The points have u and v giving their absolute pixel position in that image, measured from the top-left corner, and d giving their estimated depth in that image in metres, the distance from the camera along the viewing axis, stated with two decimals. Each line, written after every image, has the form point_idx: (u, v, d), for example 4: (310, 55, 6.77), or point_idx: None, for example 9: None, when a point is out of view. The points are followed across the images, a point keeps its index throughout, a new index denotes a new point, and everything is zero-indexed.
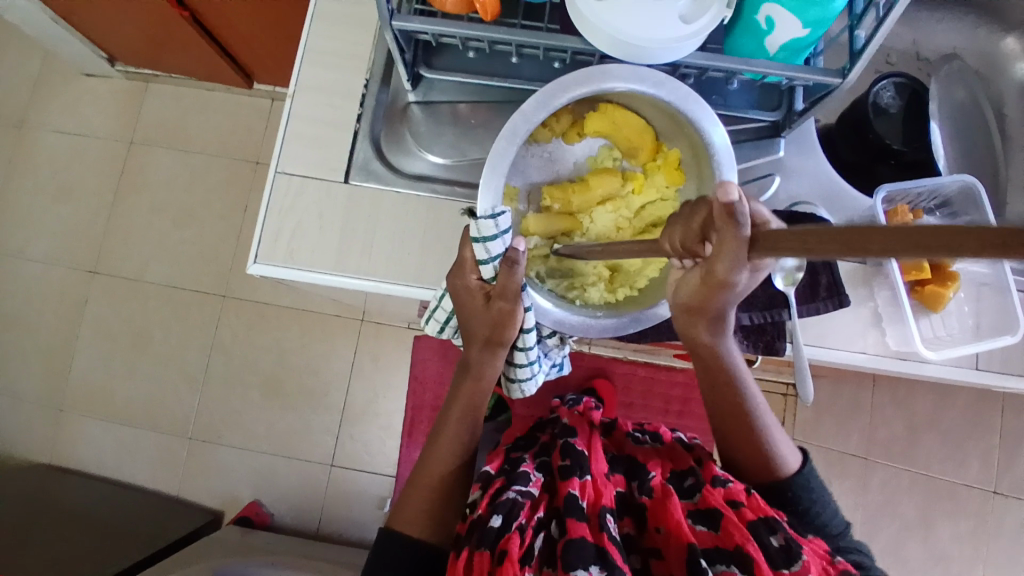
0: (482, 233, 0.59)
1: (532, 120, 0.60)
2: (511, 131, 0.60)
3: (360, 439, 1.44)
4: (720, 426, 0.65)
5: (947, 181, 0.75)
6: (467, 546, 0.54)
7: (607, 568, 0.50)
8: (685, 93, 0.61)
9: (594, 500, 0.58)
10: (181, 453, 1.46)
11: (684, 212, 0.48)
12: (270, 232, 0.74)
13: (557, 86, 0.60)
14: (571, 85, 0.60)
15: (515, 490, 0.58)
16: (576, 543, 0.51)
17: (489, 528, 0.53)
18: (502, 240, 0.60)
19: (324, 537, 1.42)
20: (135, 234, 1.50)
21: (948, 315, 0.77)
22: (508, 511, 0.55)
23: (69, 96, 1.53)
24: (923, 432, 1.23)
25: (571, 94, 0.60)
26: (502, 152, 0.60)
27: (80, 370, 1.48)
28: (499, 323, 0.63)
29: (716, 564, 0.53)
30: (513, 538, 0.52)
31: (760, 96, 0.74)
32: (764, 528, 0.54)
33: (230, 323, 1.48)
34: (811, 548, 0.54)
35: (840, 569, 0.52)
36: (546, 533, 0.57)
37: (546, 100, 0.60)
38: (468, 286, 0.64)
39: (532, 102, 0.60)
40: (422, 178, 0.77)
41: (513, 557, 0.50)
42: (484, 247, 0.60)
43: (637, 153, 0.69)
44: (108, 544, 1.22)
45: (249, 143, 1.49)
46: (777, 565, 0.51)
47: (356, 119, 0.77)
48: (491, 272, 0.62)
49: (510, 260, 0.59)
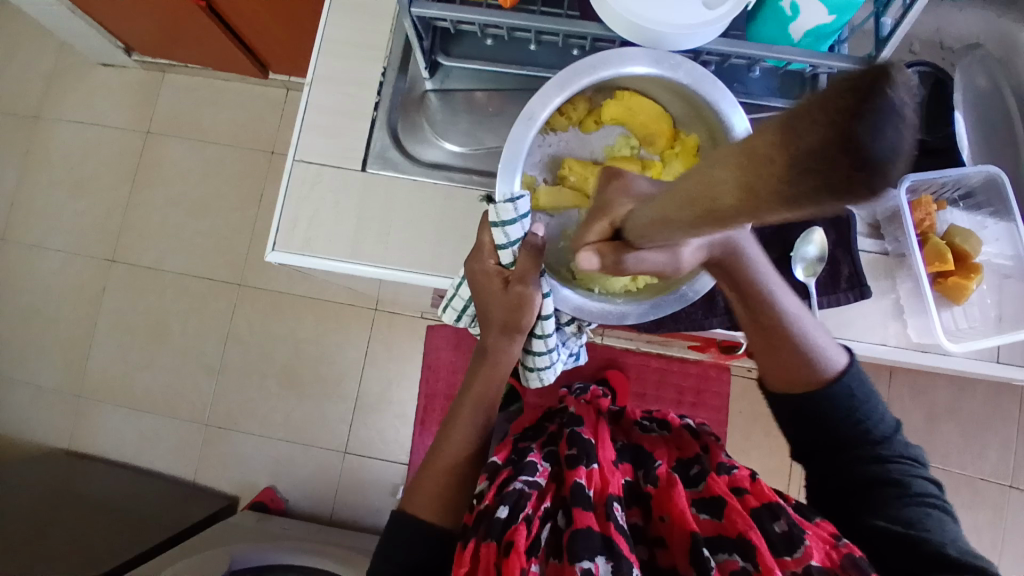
0: (501, 217, 0.60)
1: (548, 102, 0.60)
2: (529, 114, 0.59)
3: (374, 428, 1.45)
4: (754, 334, 0.63)
5: (972, 171, 0.74)
6: (474, 538, 0.55)
7: (613, 558, 0.50)
8: (705, 76, 0.60)
9: (601, 488, 0.58)
10: (199, 439, 1.48)
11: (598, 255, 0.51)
12: (287, 220, 0.75)
13: (575, 69, 0.59)
14: (590, 68, 0.60)
15: (522, 481, 0.58)
16: (582, 532, 0.51)
17: (496, 519, 0.53)
18: (520, 224, 0.61)
19: (339, 524, 1.43)
20: (152, 224, 1.51)
21: (969, 307, 0.76)
22: (515, 502, 0.56)
23: (89, 88, 1.54)
24: (942, 424, 1.21)
25: (588, 78, 0.60)
26: (519, 136, 0.60)
27: (101, 358, 1.50)
28: (517, 309, 0.63)
29: (718, 552, 0.53)
30: (520, 529, 0.52)
31: (782, 83, 0.72)
32: (767, 515, 0.54)
33: (245, 313, 1.49)
34: (814, 532, 0.53)
35: (843, 553, 0.50)
36: (552, 523, 0.57)
37: (564, 83, 0.59)
38: (485, 269, 0.64)
39: (548, 87, 0.59)
40: (439, 166, 0.77)
41: (520, 549, 0.50)
42: (503, 231, 0.61)
43: (654, 141, 0.69)
44: (126, 528, 1.24)
45: (264, 133, 1.50)
46: (779, 552, 0.51)
47: (373, 108, 0.77)
48: (510, 257, 0.63)
49: (531, 245, 0.61)
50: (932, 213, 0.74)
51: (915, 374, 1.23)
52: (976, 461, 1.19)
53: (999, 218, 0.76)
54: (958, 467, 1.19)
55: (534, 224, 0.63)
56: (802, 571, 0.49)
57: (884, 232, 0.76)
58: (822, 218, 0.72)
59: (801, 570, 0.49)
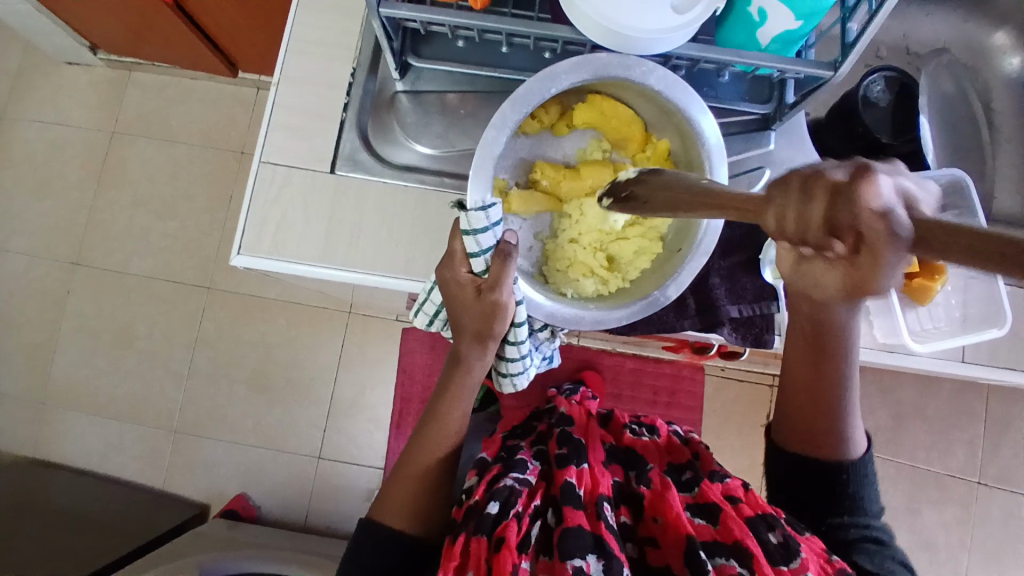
0: (473, 225, 0.60)
1: (520, 109, 0.61)
2: (500, 121, 0.61)
3: (349, 432, 1.43)
4: (795, 390, 0.62)
5: (937, 174, 0.76)
6: (464, 532, 0.54)
7: (603, 556, 0.50)
8: (674, 81, 0.61)
9: (591, 488, 0.58)
10: (167, 446, 1.44)
11: (793, 188, 0.33)
12: (254, 222, 0.73)
13: (546, 77, 0.61)
14: (560, 74, 0.61)
15: (513, 478, 0.58)
16: (573, 531, 0.51)
17: (486, 514, 0.53)
18: (492, 232, 0.60)
19: (312, 530, 1.41)
20: (118, 226, 1.47)
21: (936, 307, 0.77)
22: (506, 498, 0.55)
23: (50, 86, 1.49)
24: (909, 421, 1.24)
25: (558, 85, 0.61)
26: (491, 140, 0.61)
27: (64, 364, 1.46)
28: (490, 317, 0.62)
29: (715, 556, 0.53)
30: (511, 526, 0.52)
31: (751, 88, 0.73)
32: (762, 525, 0.54)
33: (215, 317, 1.46)
34: (808, 545, 0.53)
35: (836, 568, 0.51)
36: (541, 522, 0.56)
37: (533, 90, 0.61)
38: (458, 279, 0.63)
39: (519, 92, 0.61)
40: (410, 168, 0.76)
41: (512, 544, 0.50)
42: (475, 240, 0.60)
43: (626, 145, 0.68)
44: (91, 538, 1.21)
45: (233, 133, 1.47)
46: (774, 560, 0.51)
47: (343, 108, 0.75)
48: (483, 265, 0.62)
49: (504, 253, 0.59)
50: None
51: (883, 373, 1.25)
52: (943, 457, 1.22)
53: (963, 220, 0.78)
54: (925, 464, 1.22)
55: (507, 231, 0.62)
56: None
57: None
58: None
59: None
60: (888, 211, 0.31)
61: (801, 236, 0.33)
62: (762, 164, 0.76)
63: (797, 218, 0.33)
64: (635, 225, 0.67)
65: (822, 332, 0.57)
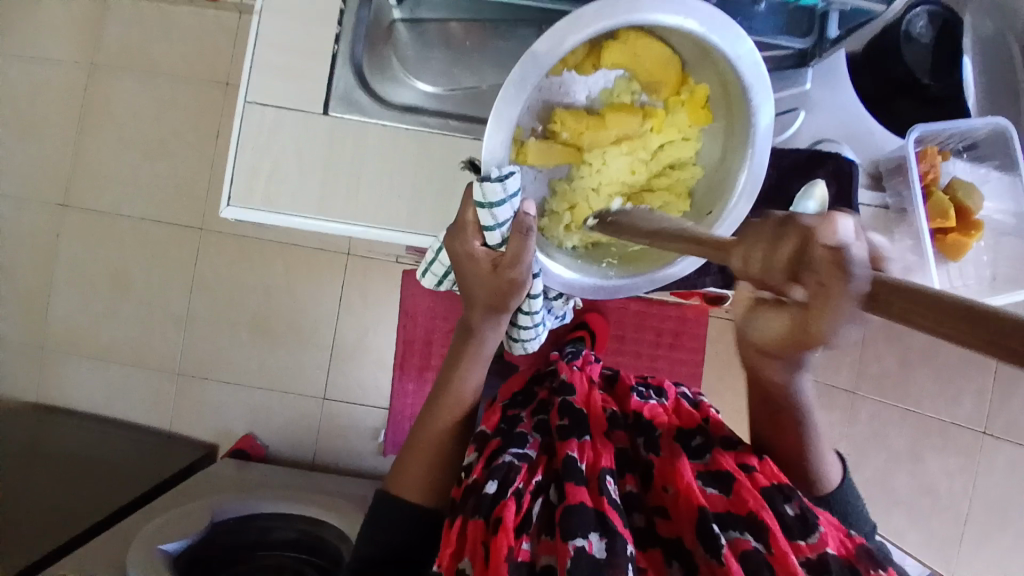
0: (488, 198, 0.53)
1: (544, 63, 0.51)
2: (520, 77, 0.51)
3: (353, 375, 1.42)
4: (759, 413, 0.61)
5: (981, 123, 0.70)
6: (461, 515, 0.52)
7: (606, 535, 0.47)
8: (719, 21, 0.52)
9: (594, 461, 0.55)
10: (171, 389, 1.44)
11: (768, 230, 0.35)
12: (243, 173, 0.68)
13: (573, 21, 0.50)
14: (589, 20, 0.50)
15: (512, 454, 0.55)
16: (574, 507, 0.49)
17: (484, 495, 0.51)
18: (509, 205, 0.54)
19: (322, 468, 1.43)
20: (105, 166, 1.40)
21: (967, 263, 0.72)
22: (504, 477, 0.53)
23: (22, 15, 1.38)
24: (916, 368, 1.06)
25: (589, 31, 0.50)
26: (509, 102, 0.51)
27: (61, 310, 1.43)
28: (506, 292, 0.59)
29: (729, 530, 0.50)
30: (509, 504, 0.49)
31: (789, 19, 0.66)
32: (778, 497, 0.51)
33: (211, 260, 1.41)
34: (825, 519, 0.51)
35: (857, 540, 0.49)
36: (544, 498, 0.53)
37: (558, 40, 0.50)
38: (472, 253, 0.58)
39: (542, 41, 0.50)
40: (410, 109, 0.69)
41: (507, 525, 0.48)
42: (490, 214, 0.54)
43: (658, 88, 0.61)
44: (103, 481, 1.23)
45: (217, 63, 1.37)
46: (793, 535, 0.49)
47: (334, 40, 0.67)
48: (498, 239, 0.57)
49: (522, 227, 0.54)
50: (936, 166, 0.70)
51: None
52: (950, 405, 1.00)
53: (1004, 171, 0.73)
54: (930, 411, 1.02)
55: (524, 200, 0.56)
56: (817, 558, 0.47)
57: (886, 184, 0.72)
58: (822, 170, 0.67)
59: (816, 556, 0.47)
60: (843, 248, 0.31)
61: (763, 277, 0.35)
62: (797, 106, 0.72)
63: (762, 260, 0.35)
64: (661, 177, 0.64)
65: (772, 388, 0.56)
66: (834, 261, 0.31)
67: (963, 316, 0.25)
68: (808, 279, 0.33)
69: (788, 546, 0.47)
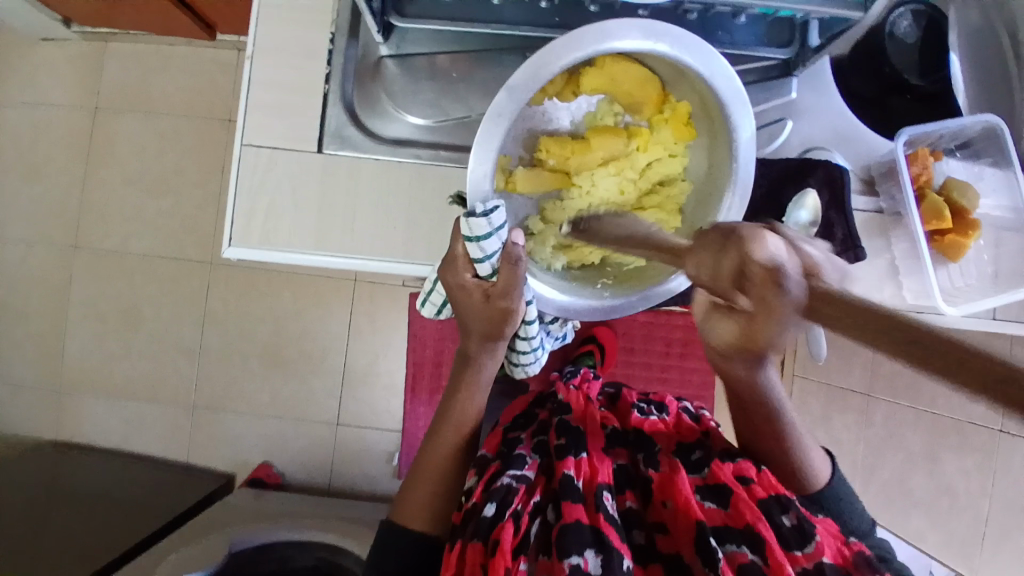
0: (475, 232, 0.53)
1: (520, 96, 0.52)
2: (497, 110, 0.52)
3: (364, 399, 1.43)
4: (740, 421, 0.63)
5: (970, 122, 0.69)
6: (461, 539, 0.52)
7: (603, 552, 0.47)
8: (692, 43, 0.53)
9: (590, 478, 0.55)
10: (186, 422, 1.45)
11: (714, 243, 0.37)
12: (242, 213, 0.70)
13: (545, 54, 0.51)
14: (562, 50, 0.51)
15: (510, 476, 0.55)
16: (571, 527, 0.49)
17: (482, 518, 0.51)
18: (497, 237, 0.55)
19: (338, 494, 1.44)
20: (112, 206, 1.43)
21: (968, 262, 0.72)
22: (502, 498, 0.52)
23: (27, 64, 1.42)
24: None
25: (561, 61, 0.51)
26: (488, 136, 0.52)
27: (75, 349, 1.45)
28: (499, 321, 0.60)
29: (726, 543, 0.50)
30: (506, 527, 0.49)
31: (770, 30, 0.67)
32: (775, 507, 0.51)
33: (220, 292, 1.43)
34: (824, 527, 0.51)
35: (855, 547, 0.49)
36: (542, 519, 0.53)
37: (532, 72, 0.51)
38: (463, 284, 0.59)
39: (517, 74, 0.51)
40: (402, 143, 0.70)
41: (505, 549, 0.47)
42: (478, 247, 0.55)
43: (640, 108, 0.62)
44: (122, 518, 1.24)
45: (218, 100, 1.40)
46: (789, 546, 0.49)
47: (325, 79, 0.70)
48: (489, 269, 0.57)
49: (511, 257, 0.55)
50: (928, 167, 0.70)
51: None
52: (964, 404, 0.98)
53: (998, 167, 0.72)
54: (944, 409, 1.01)
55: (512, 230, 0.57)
56: (813, 567, 0.47)
57: (879, 188, 0.73)
58: (813, 178, 0.67)
59: (813, 566, 0.47)
60: (774, 267, 0.32)
61: (714, 284, 0.37)
62: (784, 115, 0.72)
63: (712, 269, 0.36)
64: (652, 196, 0.64)
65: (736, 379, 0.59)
66: (768, 277, 0.32)
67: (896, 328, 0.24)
68: (748, 289, 0.34)
69: (783, 557, 0.47)
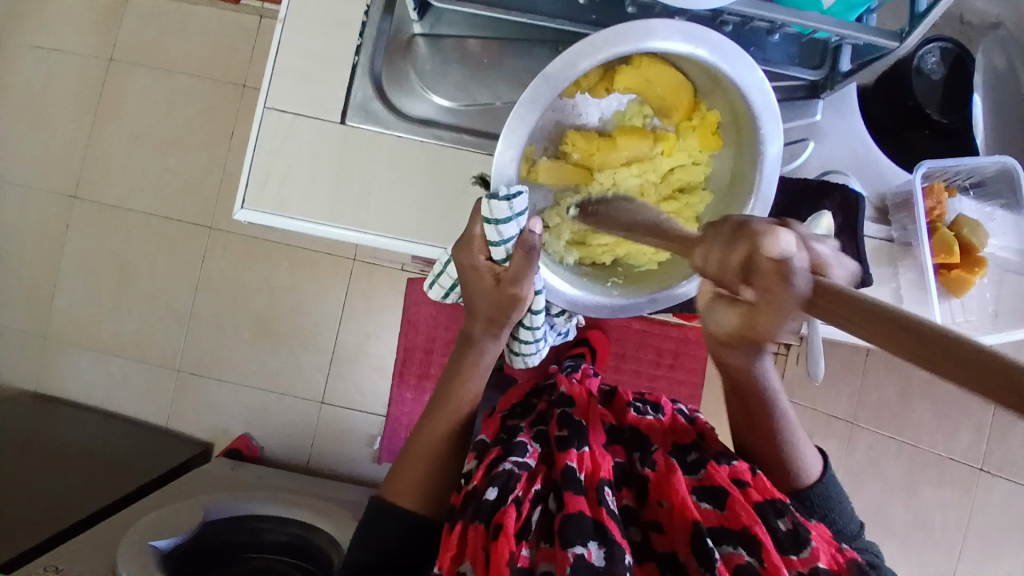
0: (495, 215, 0.54)
1: (555, 85, 0.52)
2: (532, 96, 0.52)
3: (352, 380, 1.43)
4: (738, 417, 0.63)
5: (986, 162, 0.71)
6: (462, 520, 0.53)
7: (605, 543, 0.48)
8: (729, 51, 0.53)
9: (592, 472, 0.55)
10: (170, 385, 1.44)
11: (724, 232, 0.37)
12: (257, 178, 0.69)
13: (586, 45, 0.51)
14: (604, 44, 0.51)
15: (512, 462, 0.55)
16: (574, 518, 0.49)
17: (484, 501, 0.51)
18: (514, 223, 0.55)
19: (316, 472, 1.43)
20: (117, 161, 1.42)
21: (969, 299, 0.73)
22: (504, 484, 0.53)
23: (45, 9, 1.41)
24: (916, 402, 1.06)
25: (601, 55, 0.51)
26: (518, 120, 0.52)
27: (65, 300, 1.44)
28: (507, 305, 0.60)
29: (722, 544, 0.51)
30: (509, 512, 0.50)
31: (802, 51, 0.68)
32: (770, 511, 0.52)
33: (218, 258, 1.43)
34: (818, 532, 0.52)
35: (849, 555, 0.50)
36: (543, 507, 0.54)
37: (569, 62, 0.51)
38: (476, 266, 0.59)
39: (554, 63, 0.51)
40: (427, 123, 0.70)
41: (509, 532, 0.48)
42: (496, 230, 0.55)
43: (670, 113, 0.62)
44: (97, 475, 1.23)
45: (234, 65, 1.39)
46: (784, 550, 0.50)
47: (355, 52, 0.69)
48: (503, 254, 0.58)
49: (527, 244, 0.55)
50: (942, 201, 0.71)
51: None
52: (946, 441, 0.99)
53: (1009, 210, 0.74)
54: (928, 445, 1.02)
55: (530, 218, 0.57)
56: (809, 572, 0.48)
57: (892, 218, 0.73)
58: (828, 202, 0.68)
59: (809, 570, 0.48)
60: (786, 260, 0.32)
61: (719, 274, 0.37)
62: (807, 136, 0.72)
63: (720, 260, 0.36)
64: (671, 201, 0.65)
65: (732, 372, 0.58)
66: (779, 273, 0.33)
67: (944, 348, 0.25)
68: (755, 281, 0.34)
69: (780, 561, 0.48)
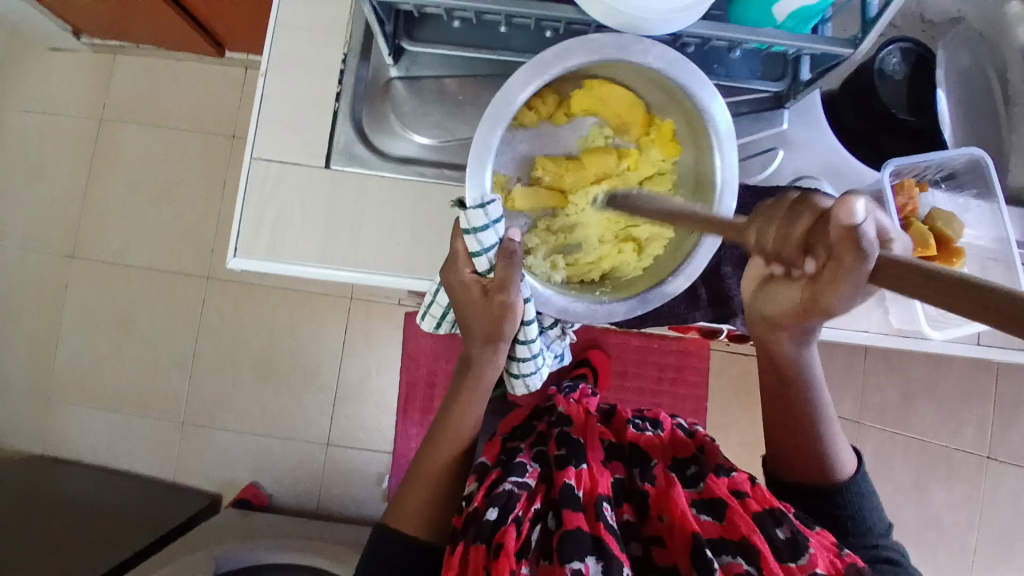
0: (473, 223, 0.56)
1: (516, 103, 0.55)
2: (494, 114, 0.55)
3: (356, 418, 1.43)
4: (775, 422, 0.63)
5: (954, 154, 0.73)
6: (463, 541, 0.53)
7: (603, 558, 0.48)
8: (676, 59, 0.57)
9: (591, 488, 0.55)
10: (175, 436, 1.44)
11: (776, 211, 0.43)
12: (249, 225, 0.71)
13: (537, 63, 0.55)
14: (554, 60, 0.55)
15: (511, 482, 0.56)
16: (572, 535, 0.49)
17: (484, 522, 0.51)
18: (493, 229, 0.56)
19: (326, 516, 1.42)
20: (113, 217, 1.44)
21: None
22: (504, 503, 0.53)
23: (36, 72, 1.44)
24: (918, 398, 1.07)
25: (553, 71, 0.55)
26: (484, 141, 0.55)
27: (67, 357, 1.45)
28: (499, 319, 0.61)
29: (721, 554, 0.51)
30: (510, 531, 0.50)
31: (764, 66, 0.71)
32: (769, 520, 0.52)
33: (216, 306, 1.44)
34: (818, 539, 0.51)
35: (848, 561, 0.50)
36: (542, 526, 0.54)
37: (527, 80, 0.55)
38: (463, 280, 0.60)
39: (509, 84, 0.55)
40: (409, 160, 0.73)
41: (509, 551, 0.48)
42: (476, 239, 0.57)
43: (629, 129, 0.66)
44: (106, 534, 1.22)
45: (224, 116, 1.43)
46: (783, 558, 0.50)
47: (335, 99, 0.72)
48: (486, 264, 0.59)
49: (507, 250, 0.57)
50: (914, 197, 0.73)
51: None
52: (951, 434, 0.99)
53: (982, 199, 0.76)
54: (933, 440, 1.01)
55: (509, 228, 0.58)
56: None
57: None
58: None
59: None
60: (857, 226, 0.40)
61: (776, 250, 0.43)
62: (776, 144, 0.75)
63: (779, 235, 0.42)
64: None
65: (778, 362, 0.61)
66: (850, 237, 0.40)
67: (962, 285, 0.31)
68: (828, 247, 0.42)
69: (778, 569, 0.48)
